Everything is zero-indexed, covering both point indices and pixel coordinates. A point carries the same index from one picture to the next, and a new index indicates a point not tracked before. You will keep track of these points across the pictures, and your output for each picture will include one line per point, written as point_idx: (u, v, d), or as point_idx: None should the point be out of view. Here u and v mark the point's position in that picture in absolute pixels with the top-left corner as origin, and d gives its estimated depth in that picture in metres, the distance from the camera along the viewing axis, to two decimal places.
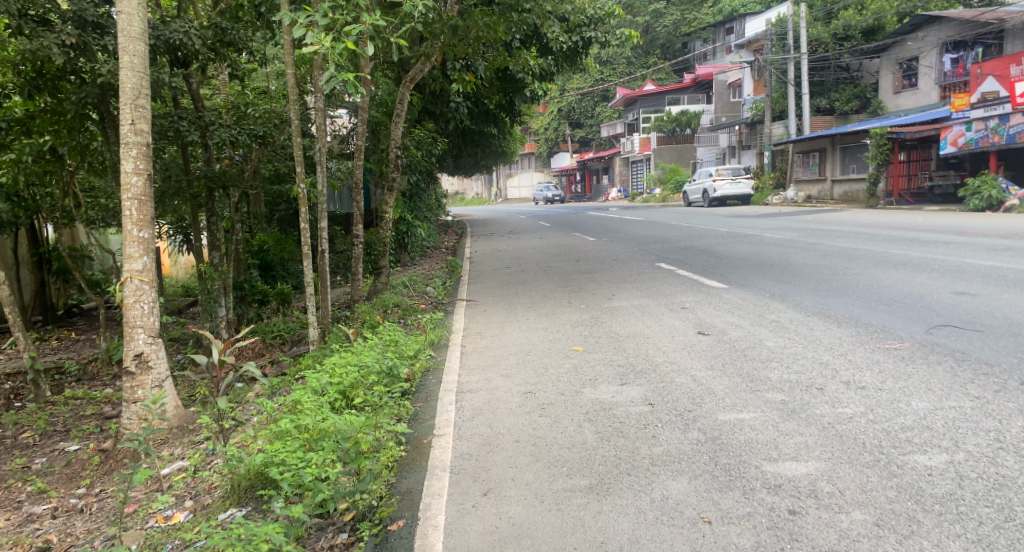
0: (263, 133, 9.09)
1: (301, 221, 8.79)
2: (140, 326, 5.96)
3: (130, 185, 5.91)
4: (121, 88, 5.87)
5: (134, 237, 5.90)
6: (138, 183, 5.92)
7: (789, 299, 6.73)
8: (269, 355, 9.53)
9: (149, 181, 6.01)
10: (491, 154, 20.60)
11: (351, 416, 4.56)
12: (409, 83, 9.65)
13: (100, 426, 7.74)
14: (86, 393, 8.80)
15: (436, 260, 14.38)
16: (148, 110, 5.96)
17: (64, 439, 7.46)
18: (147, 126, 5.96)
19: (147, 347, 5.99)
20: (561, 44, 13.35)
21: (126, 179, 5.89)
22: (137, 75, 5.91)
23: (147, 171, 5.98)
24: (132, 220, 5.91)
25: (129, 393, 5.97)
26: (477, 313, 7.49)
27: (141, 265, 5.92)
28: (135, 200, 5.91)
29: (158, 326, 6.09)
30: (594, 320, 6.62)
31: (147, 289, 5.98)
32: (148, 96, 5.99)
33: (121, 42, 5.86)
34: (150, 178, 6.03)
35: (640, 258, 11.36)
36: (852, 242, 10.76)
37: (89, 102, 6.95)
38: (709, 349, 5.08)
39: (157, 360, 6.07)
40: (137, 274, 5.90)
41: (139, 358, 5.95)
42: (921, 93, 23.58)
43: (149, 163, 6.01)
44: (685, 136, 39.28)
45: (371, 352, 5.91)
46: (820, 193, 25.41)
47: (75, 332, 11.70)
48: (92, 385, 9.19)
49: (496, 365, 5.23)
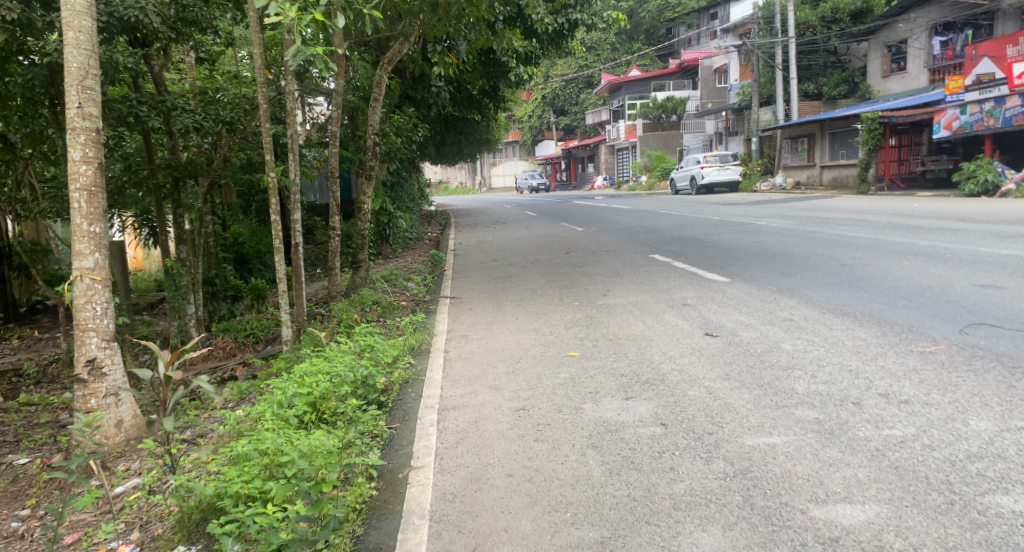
0: (231, 120, 8.46)
1: (272, 214, 8.14)
2: (92, 329, 5.34)
3: (79, 175, 5.27)
4: (66, 68, 5.22)
5: (83, 232, 5.28)
6: (87, 172, 5.28)
7: (799, 294, 6.19)
8: (241, 355, 8.86)
9: (101, 171, 5.37)
10: (475, 141, 19.99)
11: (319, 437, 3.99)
12: (387, 65, 9.01)
13: (55, 435, 7.09)
14: (43, 398, 8.15)
15: (418, 252, 13.78)
16: (96, 92, 5.31)
17: (13, 451, 6.80)
18: (96, 110, 5.33)
19: (101, 351, 5.36)
20: (546, 26, 12.73)
21: (74, 168, 5.24)
22: (84, 53, 5.26)
23: (97, 159, 5.34)
24: (81, 214, 5.27)
25: (80, 402, 5.33)
26: (462, 313, 6.93)
27: (92, 263, 5.31)
28: (84, 191, 5.27)
29: (113, 329, 5.46)
30: (589, 320, 6.06)
31: (100, 289, 5.35)
32: (97, 76, 5.35)
33: (65, 17, 5.20)
34: (102, 168, 5.40)
35: (633, 249, 10.80)
36: (853, 230, 10.26)
37: (36, 85, 6.30)
38: (721, 355, 4.53)
39: (113, 366, 5.43)
40: (88, 272, 5.28)
41: (91, 364, 5.31)
42: (909, 77, 23.13)
43: (100, 150, 5.38)
44: (670, 122, 38.91)
45: (346, 360, 5.35)
46: (808, 178, 25.00)
47: (38, 331, 11.03)
48: (49, 389, 8.48)
49: (484, 376, 4.66)
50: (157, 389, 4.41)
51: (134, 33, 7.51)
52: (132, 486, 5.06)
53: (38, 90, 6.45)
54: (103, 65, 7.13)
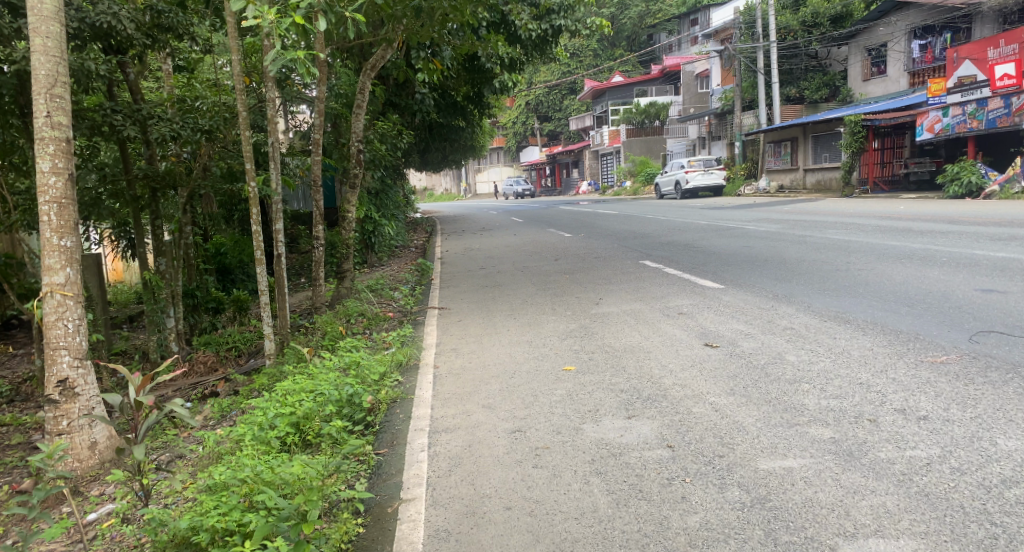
0: (210, 128, 8.16)
1: (253, 225, 7.85)
2: (64, 347, 5.05)
3: (47, 187, 5.00)
4: (34, 76, 4.95)
5: (54, 246, 5.01)
6: (56, 184, 5.01)
7: (797, 301, 6.00)
8: (222, 370, 8.50)
9: (71, 182, 5.10)
10: (459, 148, 19.77)
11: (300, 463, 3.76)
12: (370, 71, 8.77)
13: (26, 458, 6.76)
14: (16, 417, 7.82)
15: (404, 261, 13.52)
16: (66, 100, 5.03)
17: None
18: (66, 119, 5.06)
19: (73, 371, 5.07)
20: (531, 31, 12.55)
21: (42, 180, 4.97)
22: (52, 60, 4.97)
23: (67, 170, 5.07)
24: (50, 227, 5.00)
25: (51, 424, 5.05)
26: (451, 324, 6.71)
27: (63, 278, 5.03)
28: (54, 203, 4.99)
29: (86, 346, 5.18)
30: (583, 330, 5.86)
31: (72, 305, 5.06)
32: (67, 84, 5.08)
33: (31, 23, 4.92)
34: (72, 179, 5.13)
35: (623, 256, 10.63)
36: (844, 233, 10.13)
37: (5, 95, 6.00)
38: (724, 367, 4.32)
39: (87, 385, 5.15)
40: (59, 288, 5.00)
41: (63, 385, 5.02)
42: (890, 80, 23.14)
43: (70, 161, 5.11)
44: (654, 127, 39.14)
45: (331, 378, 5.10)
46: (793, 182, 24.99)
47: (12, 347, 10.66)
48: (22, 408, 8.12)
49: (476, 393, 4.42)
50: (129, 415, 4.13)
51: (108, 40, 7.23)
52: (105, 512, 4.76)
53: (7, 101, 6.15)
54: (73, 74, 6.82)
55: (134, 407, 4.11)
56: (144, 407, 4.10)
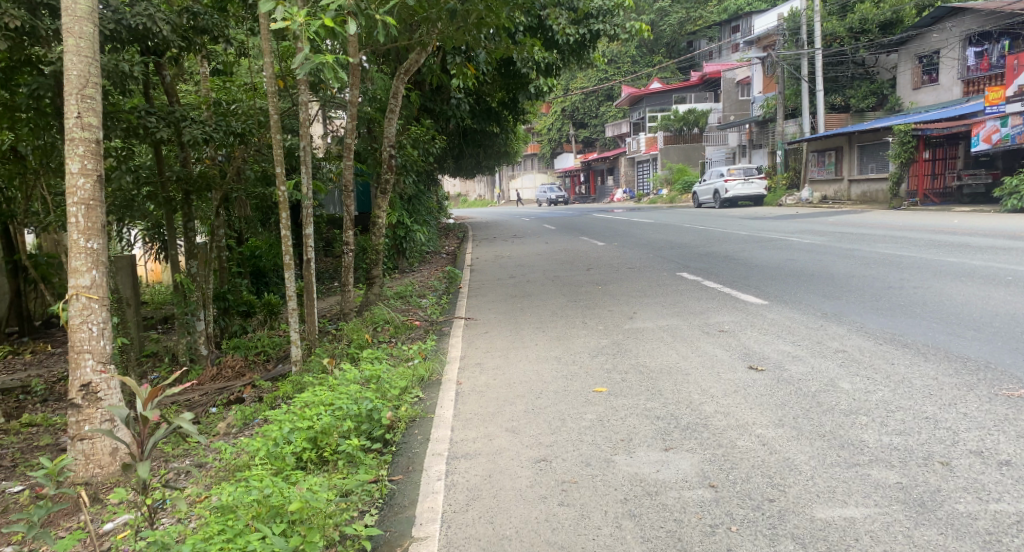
0: (241, 131, 7.90)
1: (282, 230, 7.65)
2: (87, 351, 4.86)
3: (76, 188, 4.83)
4: (65, 76, 4.80)
5: (80, 248, 4.84)
6: (85, 186, 4.84)
7: (848, 321, 5.62)
8: (249, 376, 8.25)
9: (100, 184, 4.93)
10: (493, 154, 19.56)
11: (316, 487, 3.50)
12: (404, 75, 8.53)
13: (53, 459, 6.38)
14: (46, 418, 7.55)
15: (434, 267, 13.29)
16: (97, 101, 4.88)
17: (8, 477, 6.12)
18: (97, 120, 4.90)
19: (97, 376, 4.89)
20: (568, 35, 12.26)
21: (70, 181, 4.80)
22: (84, 61, 4.84)
23: (96, 171, 4.90)
24: (77, 228, 4.83)
25: (74, 429, 4.86)
26: (477, 336, 6.44)
27: (89, 280, 4.85)
28: (82, 205, 4.82)
29: (111, 351, 4.99)
30: (616, 347, 5.54)
31: (97, 308, 4.89)
32: (99, 85, 4.93)
33: (65, 22, 4.79)
34: (101, 181, 4.96)
35: (659, 267, 10.27)
36: (893, 247, 9.69)
37: (42, 96, 5.88)
38: (770, 394, 3.99)
39: (111, 391, 4.95)
40: (85, 291, 4.83)
41: (86, 389, 4.85)
42: (942, 89, 22.42)
43: (100, 163, 4.94)
44: (691, 135, 38.40)
45: (351, 390, 4.85)
46: (836, 193, 24.33)
47: (51, 345, 10.13)
48: (54, 407, 7.88)
49: (501, 414, 4.14)
50: (135, 430, 3.86)
51: (145, 42, 7.05)
52: (121, 523, 4.54)
53: (45, 101, 6.04)
54: (104, 73, 6.66)
55: (140, 422, 3.84)
56: (149, 422, 3.82)
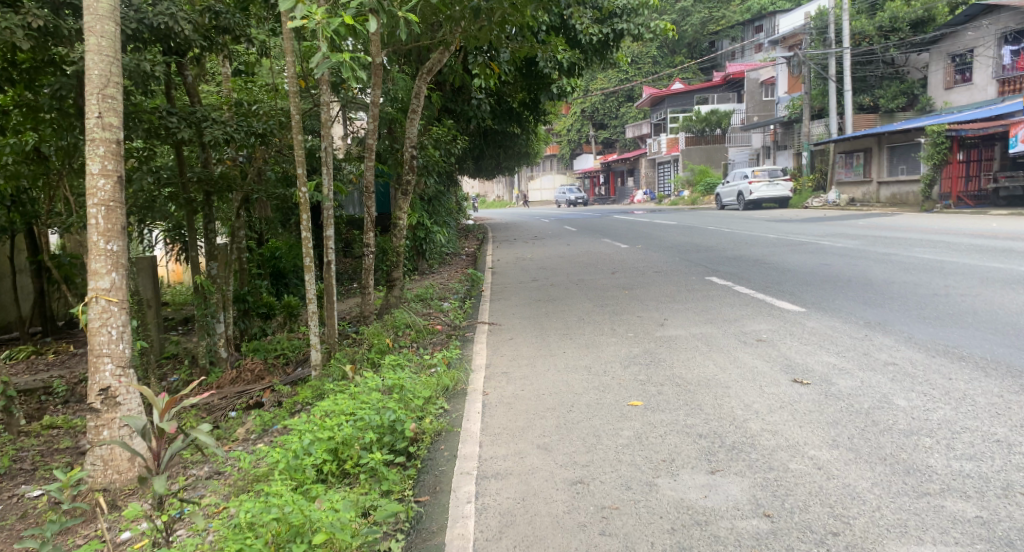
0: (263, 132, 7.71)
1: (303, 232, 7.47)
2: (107, 355, 4.71)
3: (96, 190, 4.69)
4: (86, 76, 4.68)
5: (100, 250, 4.70)
6: (106, 187, 4.70)
7: (894, 330, 5.35)
8: (269, 380, 8.03)
9: (121, 185, 4.79)
10: (514, 155, 19.33)
11: (341, 506, 3.32)
12: (427, 75, 8.31)
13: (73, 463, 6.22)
14: (66, 420, 7.38)
15: (456, 269, 13.11)
16: (118, 101, 4.75)
17: (27, 481, 5.94)
18: (117, 120, 4.76)
19: (115, 380, 4.73)
20: (593, 35, 12.02)
21: (91, 182, 4.66)
22: (106, 60, 4.71)
23: (117, 172, 4.76)
24: (97, 230, 4.69)
25: (92, 434, 4.71)
26: (503, 343, 6.23)
27: (108, 283, 4.71)
28: (102, 206, 4.68)
29: (130, 355, 4.84)
30: (649, 356, 5.30)
31: (116, 312, 4.74)
32: (120, 85, 4.79)
33: (86, 21, 4.65)
34: (122, 182, 4.81)
35: (687, 271, 10.01)
36: (931, 252, 9.37)
37: (64, 97, 5.74)
38: (818, 410, 3.76)
39: (130, 395, 4.80)
40: (104, 294, 4.68)
41: (105, 394, 4.69)
42: (975, 88, 21.95)
43: (120, 163, 4.80)
44: (714, 136, 37.93)
45: (373, 399, 4.66)
46: (864, 194, 23.88)
47: (75, 345, 10.01)
48: (75, 409, 7.76)
49: (531, 428, 3.94)
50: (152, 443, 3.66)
51: (167, 42, 6.88)
52: (137, 533, 4.37)
53: (68, 102, 5.92)
54: (125, 72, 6.49)
55: (157, 435, 3.63)
56: (165, 435, 3.61)
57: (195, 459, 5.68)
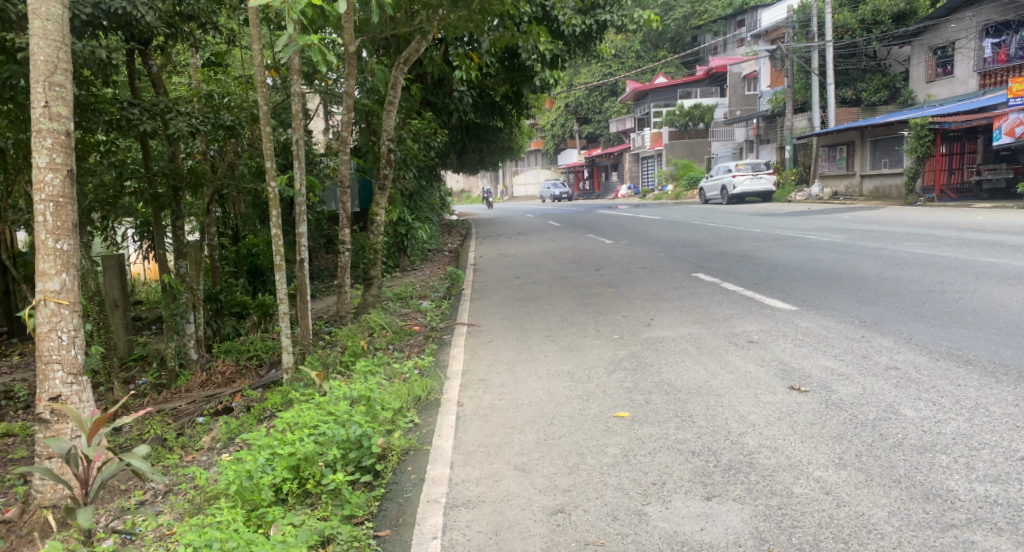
0: (231, 124, 7.15)
1: (273, 229, 7.05)
2: (57, 361, 4.32)
3: (44, 185, 4.28)
4: (31, 62, 4.26)
5: (47, 249, 4.28)
6: (54, 181, 4.29)
7: (893, 331, 5.04)
8: (239, 383, 7.61)
9: (72, 179, 4.38)
10: (496, 150, 18.98)
11: (299, 539, 2.95)
12: (403, 65, 7.90)
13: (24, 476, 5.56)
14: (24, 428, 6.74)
15: (436, 266, 12.72)
16: (67, 89, 4.33)
17: None
18: (67, 110, 4.35)
19: (66, 389, 4.35)
20: (575, 26, 11.68)
21: (37, 177, 4.25)
22: (53, 46, 4.29)
23: (66, 165, 4.34)
24: (46, 229, 4.27)
25: (40, 447, 4.34)
26: (482, 347, 5.88)
27: (58, 285, 4.30)
28: (50, 202, 4.28)
29: (83, 361, 4.44)
30: (636, 361, 4.96)
31: (67, 315, 4.34)
32: (70, 72, 4.38)
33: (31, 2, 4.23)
34: (73, 176, 4.40)
35: (673, 267, 9.70)
36: (922, 246, 9.09)
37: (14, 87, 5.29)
38: (821, 422, 3.44)
39: (83, 405, 4.42)
40: (53, 296, 4.27)
41: (54, 404, 4.30)
42: (957, 81, 21.82)
43: (71, 156, 4.38)
44: (697, 130, 37.74)
45: (340, 409, 4.29)
46: (848, 188, 23.72)
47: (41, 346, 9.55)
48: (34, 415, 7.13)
49: (508, 445, 3.60)
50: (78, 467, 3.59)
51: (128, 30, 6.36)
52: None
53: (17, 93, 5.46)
54: (77, 60, 5.92)
55: (83, 459, 3.57)
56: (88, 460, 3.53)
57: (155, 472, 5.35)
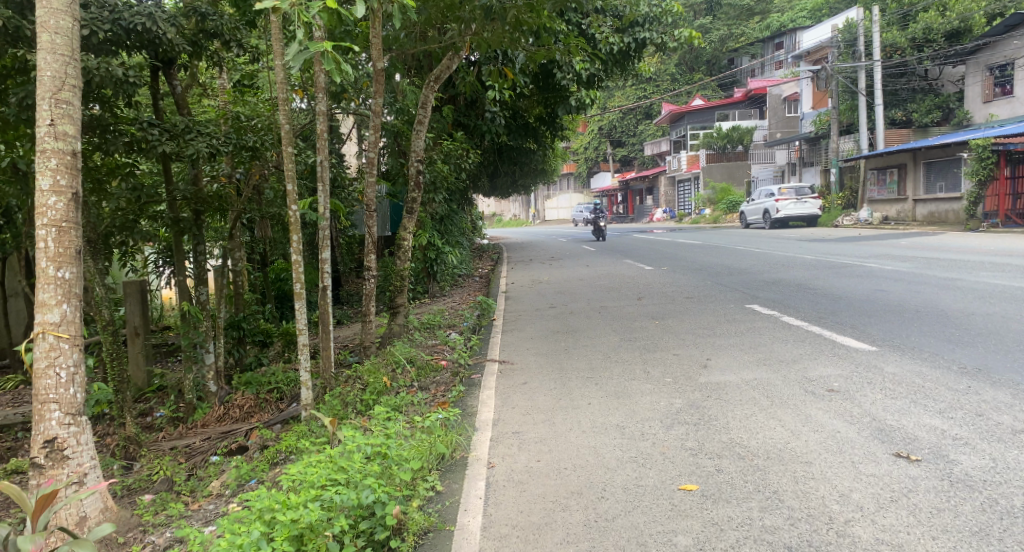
0: (256, 146, 6.42)
1: (294, 255, 6.41)
2: (54, 401, 3.71)
3: (45, 209, 3.69)
4: (36, 78, 3.70)
5: (47, 278, 3.69)
6: (57, 206, 3.70)
7: (1005, 382, 4.27)
8: (257, 418, 6.92)
9: (78, 205, 3.79)
10: (529, 173, 18.32)
11: None
12: (435, 82, 7.18)
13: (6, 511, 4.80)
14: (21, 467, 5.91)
15: (467, 293, 12.11)
16: (76, 106, 3.75)
17: None
18: (75, 129, 3.76)
19: (63, 430, 3.74)
20: (613, 44, 11.04)
21: (38, 200, 3.67)
22: (62, 61, 3.73)
23: (73, 189, 3.76)
24: (47, 256, 3.68)
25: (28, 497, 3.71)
26: (516, 390, 5.20)
27: (58, 316, 3.69)
28: (53, 227, 3.68)
29: (84, 400, 3.83)
30: (697, 413, 4.24)
31: (67, 350, 3.73)
32: (79, 88, 3.80)
33: (39, 15, 3.68)
34: (81, 200, 3.81)
35: (724, 297, 8.93)
36: (1002, 277, 8.23)
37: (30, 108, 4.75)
38: (951, 510, 2.93)
39: (81, 449, 3.80)
40: (52, 329, 3.67)
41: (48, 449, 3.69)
42: (1017, 101, 20.81)
43: (78, 179, 3.79)
44: (736, 154, 36.88)
45: (353, 465, 3.59)
46: (899, 213, 22.73)
47: None
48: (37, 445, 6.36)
49: (550, 528, 3.14)
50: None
51: (152, 49, 5.69)
52: None
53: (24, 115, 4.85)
54: (92, 79, 5.25)
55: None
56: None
57: (157, 521, 4.60)
